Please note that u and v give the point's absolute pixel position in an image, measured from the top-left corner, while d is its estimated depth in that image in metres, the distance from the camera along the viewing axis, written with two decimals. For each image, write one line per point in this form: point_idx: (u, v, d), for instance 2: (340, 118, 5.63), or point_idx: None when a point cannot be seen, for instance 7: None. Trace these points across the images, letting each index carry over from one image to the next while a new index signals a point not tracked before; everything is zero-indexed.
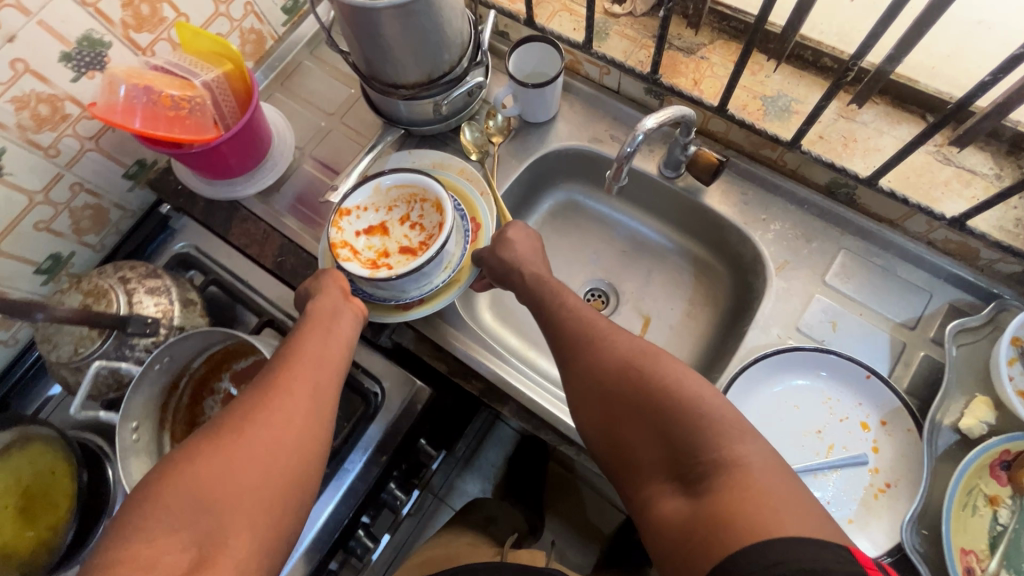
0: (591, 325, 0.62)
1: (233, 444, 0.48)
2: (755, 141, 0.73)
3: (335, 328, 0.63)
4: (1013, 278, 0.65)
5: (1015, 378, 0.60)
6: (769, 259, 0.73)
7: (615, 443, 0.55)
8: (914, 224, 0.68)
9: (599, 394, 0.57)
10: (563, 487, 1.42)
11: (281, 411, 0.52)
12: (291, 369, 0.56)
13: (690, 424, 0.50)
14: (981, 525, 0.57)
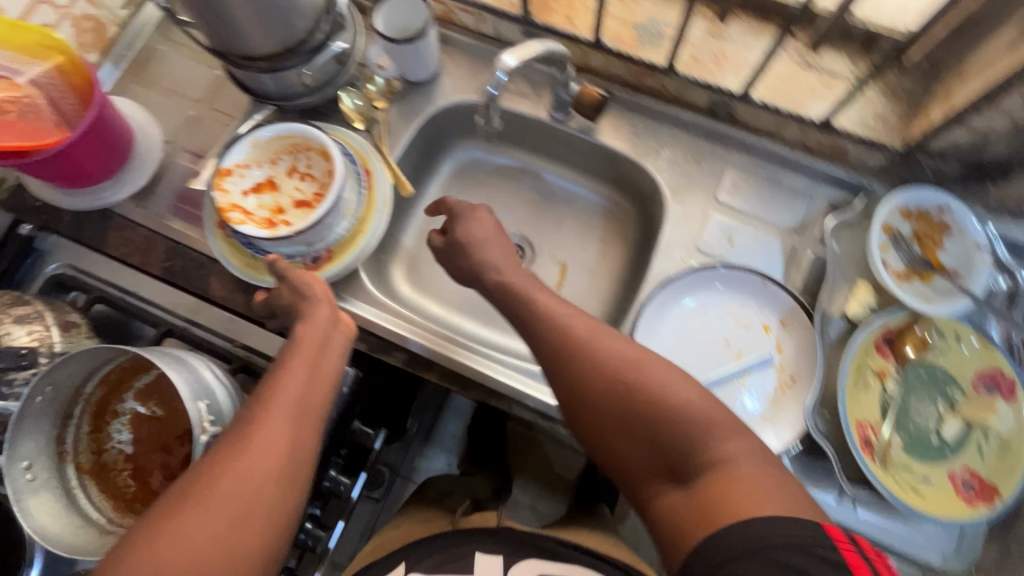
0: (569, 332, 0.55)
1: (196, 526, 0.43)
2: (635, 72, 0.74)
3: (315, 370, 0.56)
4: (879, 169, 0.70)
5: (890, 261, 0.67)
6: (665, 186, 0.75)
7: (604, 446, 0.52)
8: (788, 131, 0.71)
9: (585, 401, 0.53)
10: (527, 447, 1.44)
11: (253, 479, 0.46)
12: (265, 426, 0.49)
13: (684, 427, 0.49)
14: (873, 399, 0.63)
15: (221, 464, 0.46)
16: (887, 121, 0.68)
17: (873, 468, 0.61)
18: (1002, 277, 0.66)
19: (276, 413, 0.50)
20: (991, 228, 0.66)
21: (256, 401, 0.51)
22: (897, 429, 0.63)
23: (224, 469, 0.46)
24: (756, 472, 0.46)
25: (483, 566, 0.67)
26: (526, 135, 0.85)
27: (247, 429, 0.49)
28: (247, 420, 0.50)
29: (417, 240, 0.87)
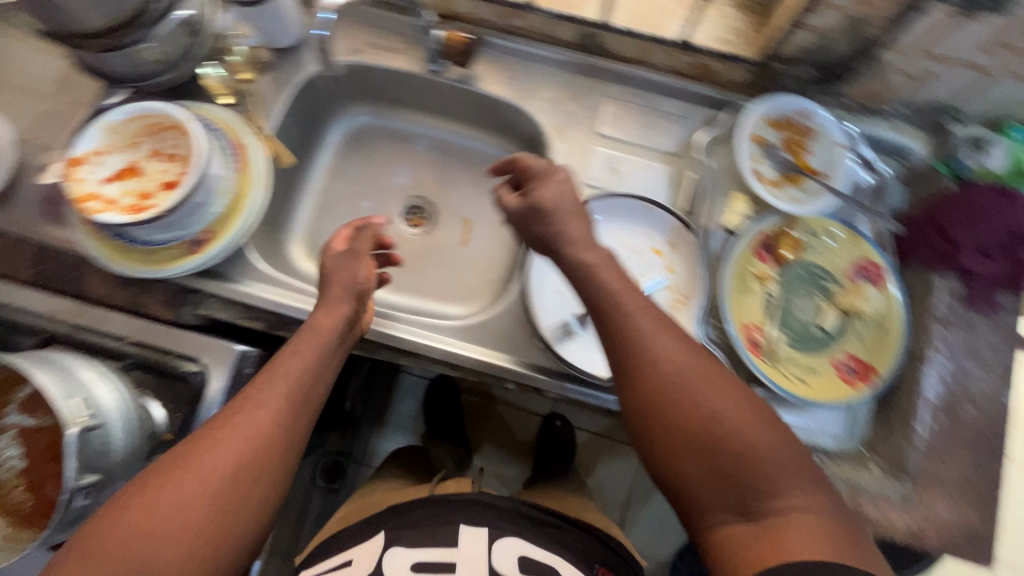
0: (648, 329, 0.48)
1: (174, 505, 0.43)
2: (501, 13, 0.73)
3: (317, 367, 0.54)
4: (744, 84, 0.72)
5: (762, 170, 0.69)
6: (547, 125, 0.76)
7: (666, 459, 0.45)
8: (655, 56, 0.73)
9: (660, 406, 0.45)
10: (487, 416, 1.46)
11: (232, 463, 0.45)
12: (255, 412, 0.48)
13: (761, 464, 0.43)
14: (756, 301, 0.66)
15: (208, 439, 0.46)
16: (743, 35, 0.69)
17: (761, 366, 0.63)
18: (866, 172, 0.70)
19: (269, 401, 0.49)
20: (851, 127, 0.70)
21: (254, 385, 0.50)
22: (782, 327, 0.66)
23: (207, 445, 0.46)
24: (820, 529, 0.41)
25: (467, 541, 0.65)
26: (410, 94, 0.84)
27: (239, 413, 0.48)
28: (242, 403, 0.49)
29: (314, 214, 0.85)
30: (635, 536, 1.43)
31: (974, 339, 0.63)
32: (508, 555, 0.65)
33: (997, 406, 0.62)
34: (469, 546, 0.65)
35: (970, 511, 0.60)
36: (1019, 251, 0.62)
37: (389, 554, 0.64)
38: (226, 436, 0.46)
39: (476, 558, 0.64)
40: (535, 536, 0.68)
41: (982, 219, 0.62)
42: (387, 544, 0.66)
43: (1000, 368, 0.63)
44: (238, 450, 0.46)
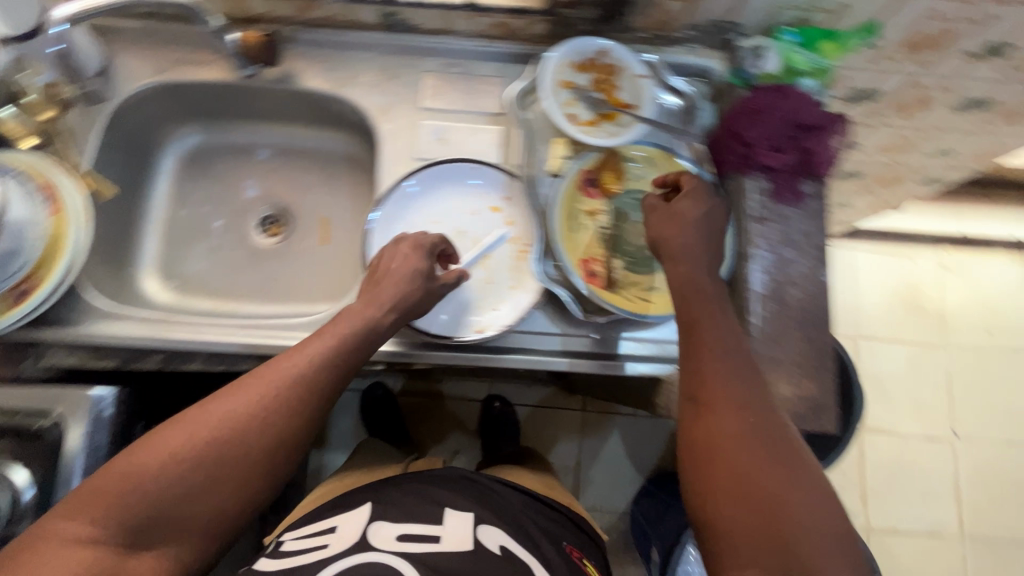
0: (729, 375, 0.55)
1: (217, 464, 0.50)
2: (298, 7, 0.73)
3: (355, 358, 0.59)
4: (545, 35, 0.76)
5: (578, 113, 0.73)
6: (371, 109, 0.76)
7: (712, 497, 0.51)
8: (458, 23, 0.75)
9: (726, 450, 0.52)
10: (434, 410, 1.46)
11: (262, 411, 0.53)
12: (287, 395, 0.54)
13: (801, 525, 0.49)
14: (592, 236, 0.70)
15: (249, 384, 0.54)
16: None
17: (604, 293, 0.67)
18: (673, 96, 0.76)
19: (309, 390, 0.55)
20: (649, 57, 0.75)
21: (304, 368, 0.55)
22: (618, 254, 0.70)
23: (247, 389, 0.54)
24: None
25: (454, 520, 0.66)
26: (238, 105, 0.83)
27: (286, 395, 0.54)
28: (282, 368, 0.55)
29: (164, 243, 0.84)
30: (590, 498, 1.42)
31: (786, 228, 0.69)
32: (490, 538, 0.65)
33: (815, 283, 0.68)
34: (455, 526, 0.65)
35: (810, 382, 0.65)
36: (801, 140, 0.67)
37: (374, 525, 0.64)
38: (264, 411, 0.53)
39: (459, 534, 0.64)
40: (516, 519, 0.71)
41: (763, 116, 0.67)
42: (373, 517, 0.66)
43: (813, 249, 0.69)
44: (273, 438, 0.53)
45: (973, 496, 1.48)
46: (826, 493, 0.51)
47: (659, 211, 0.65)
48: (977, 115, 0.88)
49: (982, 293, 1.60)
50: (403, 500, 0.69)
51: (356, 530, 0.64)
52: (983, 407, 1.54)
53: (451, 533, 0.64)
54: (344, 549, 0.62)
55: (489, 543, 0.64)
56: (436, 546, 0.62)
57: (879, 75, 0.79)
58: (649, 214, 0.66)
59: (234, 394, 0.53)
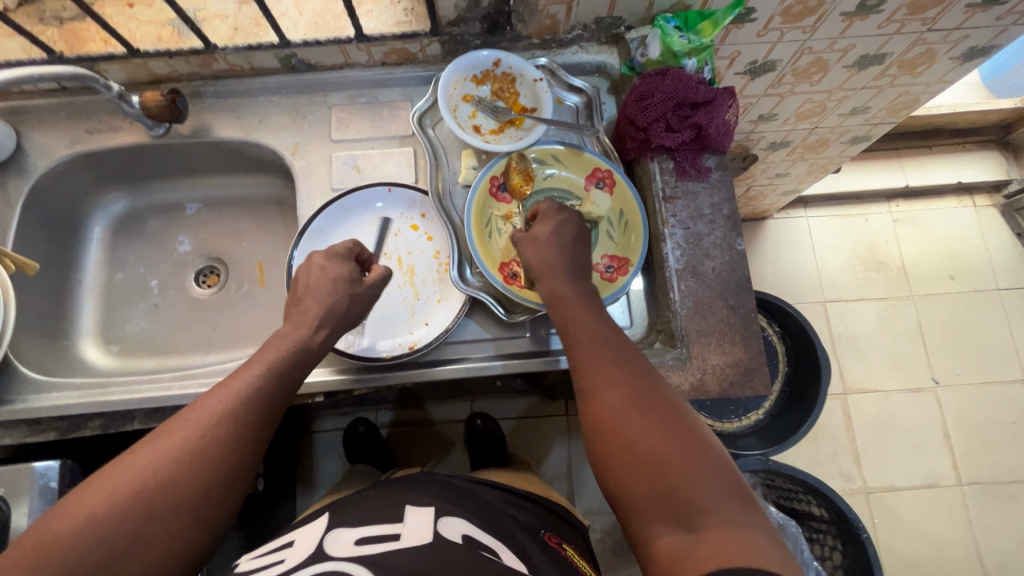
0: (602, 341, 0.57)
1: (152, 511, 0.46)
2: (199, 63, 0.75)
3: (288, 381, 0.58)
4: (442, 55, 0.78)
5: (481, 123, 0.75)
6: (283, 149, 0.78)
7: (613, 479, 0.50)
8: (356, 57, 0.77)
9: (609, 428, 0.51)
10: (416, 435, 1.42)
11: (199, 450, 0.49)
12: (221, 431, 0.51)
13: (693, 461, 0.48)
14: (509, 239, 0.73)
15: (178, 425, 0.51)
16: (414, 12, 0.73)
17: (527, 293, 0.68)
18: (572, 94, 0.78)
19: (240, 417, 0.52)
20: (543, 60, 0.77)
21: (230, 398, 0.53)
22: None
23: (176, 430, 0.50)
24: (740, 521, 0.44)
25: (415, 517, 0.61)
26: (161, 164, 0.85)
27: (216, 427, 0.51)
28: (210, 404, 0.52)
29: (101, 310, 0.85)
30: (587, 503, 1.38)
31: (695, 203, 0.70)
32: (453, 529, 0.60)
33: (730, 250, 0.69)
34: (416, 522, 0.60)
35: (737, 348, 0.66)
36: (692, 116, 0.68)
37: (332, 533, 0.58)
38: (194, 448, 0.49)
39: (422, 529, 0.59)
40: (490, 513, 0.67)
41: (651, 100, 0.68)
42: (328, 529, 0.60)
43: (725, 219, 0.70)
44: (210, 473, 0.49)
45: (965, 443, 1.45)
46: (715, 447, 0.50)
47: (523, 238, 0.66)
48: (876, 69, 0.91)
49: (939, 240, 1.60)
50: (366, 512, 0.64)
51: (311, 542, 0.58)
52: (963, 351, 1.52)
53: (412, 528, 0.59)
54: (302, 561, 0.55)
55: (453, 533, 0.59)
56: (396, 543, 0.56)
57: (771, 45, 0.81)
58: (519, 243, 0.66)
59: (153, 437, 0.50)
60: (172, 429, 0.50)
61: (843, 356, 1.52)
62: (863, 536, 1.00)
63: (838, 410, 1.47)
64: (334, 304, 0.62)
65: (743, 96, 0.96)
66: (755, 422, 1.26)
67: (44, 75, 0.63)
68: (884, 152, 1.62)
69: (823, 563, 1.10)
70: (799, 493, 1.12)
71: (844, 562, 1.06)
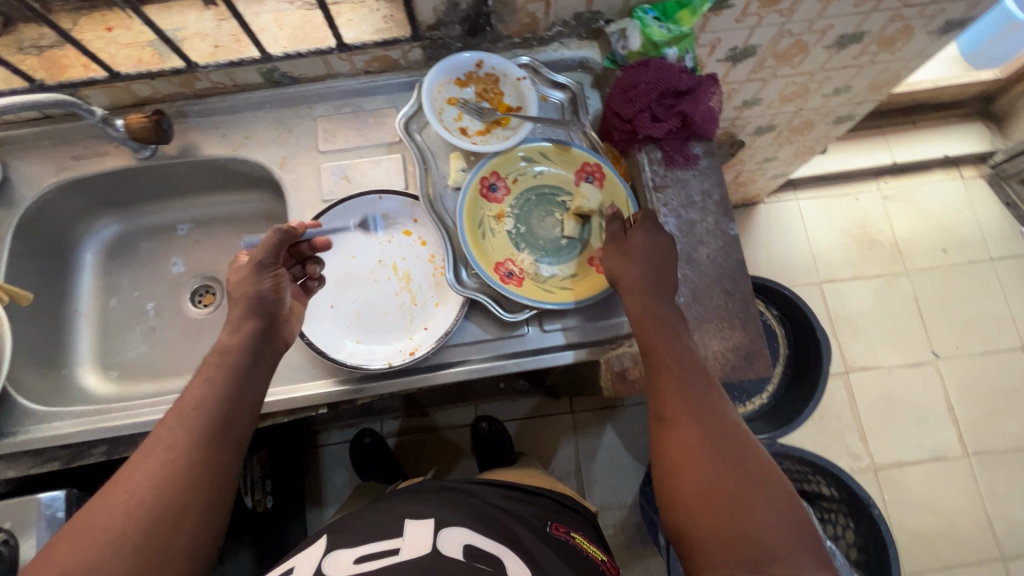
0: (685, 372, 0.58)
1: (124, 531, 0.48)
2: (181, 83, 0.75)
3: (241, 381, 0.58)
4: (425, 60, 0.78)
5: (468, 125, 0.75)
6: (271, 163, 0.78)
7: (684, 513, 0.52)
8: (339, 67, 0.77)
9: (684, 461, 0.54)
10: (422, 443, 1.41)
11: (160, 466, 0.51)
12: (175, 443, 0.53)
13: (761, 507, 0.50)
14: (502, 238, 0.74)
15: (141, 449, 0.53)
16: (393, 18, 0.73)
17: (522, 291, 0.69)
18: (556, 91, 0.78)
19: (183, 443, 0.53)
20: (525, 59, 0.77)
21: (170, 427, 0.53)
22: (530, 250, 0.74)
23: (139, 455, 0.52)
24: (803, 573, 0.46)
25: (416, 530, 0.61)
26: (148, 186, 0.84)
27: (160, 460, 0.52)
28: (166, 426, 0.54)
29: (97, 336, 0.85)
30: (599, 498, 1.38)
31: (685, 191, 0.71)
32: (455, 539, 0.60)
33: (723, 236, 0.69)
34: (416, 534, 0.60)
35: (736, 333, 0.67)
36: (677, 105, 0.69)
37: (330, 555, 0.58)
38: (139, 488, 0.50)
39: (421, 540, 0.59)
40: (493, 513, 0.67)
41: (634, 91, 0.69)
42: (329, 549, 0.60)
43: (716, 205, 0.70)
44: (162, 505, 0.50)
45: (969, 414, 1.46)
46: (786, 495, 0.51)
47: (618, 246, 0.66)
48: (855, 48, 0.91)
49: (930, 215, 1.61)
50: (375, 525, 0.64)
51: (311, 566, 0.58)
52: (960, 323, 1.53)
53: (412, 540, 0.59)
54: None
55: (454, 544, 0.59)
56: (396, 558, 0.57)
57: (750, 30, 0.82)
58: (608, 242, 0.68)
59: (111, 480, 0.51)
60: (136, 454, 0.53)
61: (843, 335, 1.53)
62: (875, 512, 1.00)
63: (841, 389, 1.48)
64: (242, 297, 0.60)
65: (726, 83, 0.96)
66: (760, 406, 1.26)
67: (23, 104, 0.63)
68: (870, 130, 1.63)
69: (838, 542, 1.10)
70: (809, 474, 1.13)
71: (857, 540, 1.06)
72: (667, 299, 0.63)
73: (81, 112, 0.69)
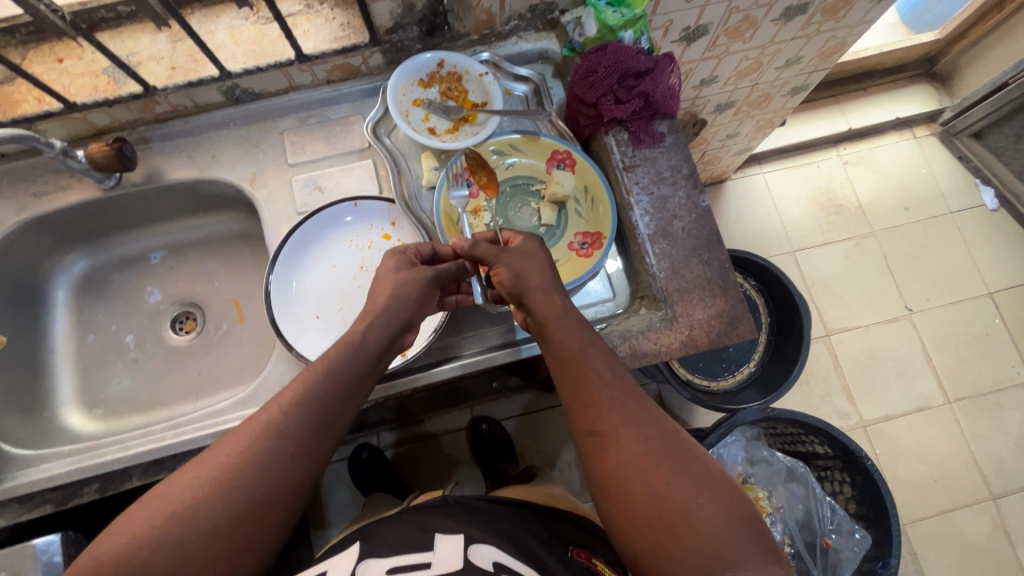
0: (601, 377, 0.56)
1: (221, 513, 0.46)
2: (140, 108, 0.74)
3: (354, 381, 0.56)
4: (386, 65, 0.78)
5: (436, 125, 0.76)
6: (241, 181, 0.77)
7: (637, 533, 0.49)
8: (301, 79, 0.77)
9: (622, 470, 0.50)
10: (421, 452, 1.39)
11: (268, 453, 0.49)
12: (287, 433, 0.51)
13: (697, 503, 0.48)
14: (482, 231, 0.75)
15: (246, 425, 0.51)
16: (350, 26, 0.73)
17: None
18: (520, 83, 0.79)
19: (288, 430, 0.51)
20: (485, 55, 0.78)
21: (276, 410, 0.51)
22: None
23: (243, 431, 0.50)
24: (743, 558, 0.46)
25: (446, 543, 0.62)
26: (116, 216, 0.82)
27: (262, 441, 0.50)
28: (279, 407, 0.52)
29: (77, 375, 0.83)
30: None
31: (655, 167, 0.73)
32: (485, 556, 0.60)
33: (696, 209, 0.71)
34: (447, 548, 0.61)
35: (718, 299, 0.68)
36: (638, 85, 0.70)
37: (363, 563, 0.59)
38: (241, 472, 0.48)
39: (452, 555, 0.60)
40: (514, 528, 0.67)
41: (595, 75, 0.70)
42: (360, 559, 0.61)
43: (685, 178, 0.72)
44: (251, 493, 0.48)
45: (946, 362, 1.51)
46: (722, 480, 0.50)
47: (511, 252, 0.63)
48: (802, 19, 0.94)
49: (890, 175, 1.67)
50: (395, 534, 0.65)
51: (346, 571, 0.59)
52: (929, 276, 1.59)
53: (443, 556, 0.60)
54: None
55: (483, 563, 0.59)
56: (428, 571, 0.58)
57: (700, 10, 0.84)
58: (493, 258, 0.62)
59: (214, 447, 0.50)
60: (238, 429, 0.51)
61: (820, 299, 1.57)
62: (867, 463, 1.03)
63: (824, 352, 1.52)
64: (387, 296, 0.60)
65: (683, 63, 0.98)
66: (749, 375, 1.29)
67: None
68: (825, 100, 1.69)
69: (836, 498, 1.14)
70: (802, 435, 1.14)
71: (854, 493, 1.09)
72: (563, 298, 0.62)
73: (45, 144, 0.67)
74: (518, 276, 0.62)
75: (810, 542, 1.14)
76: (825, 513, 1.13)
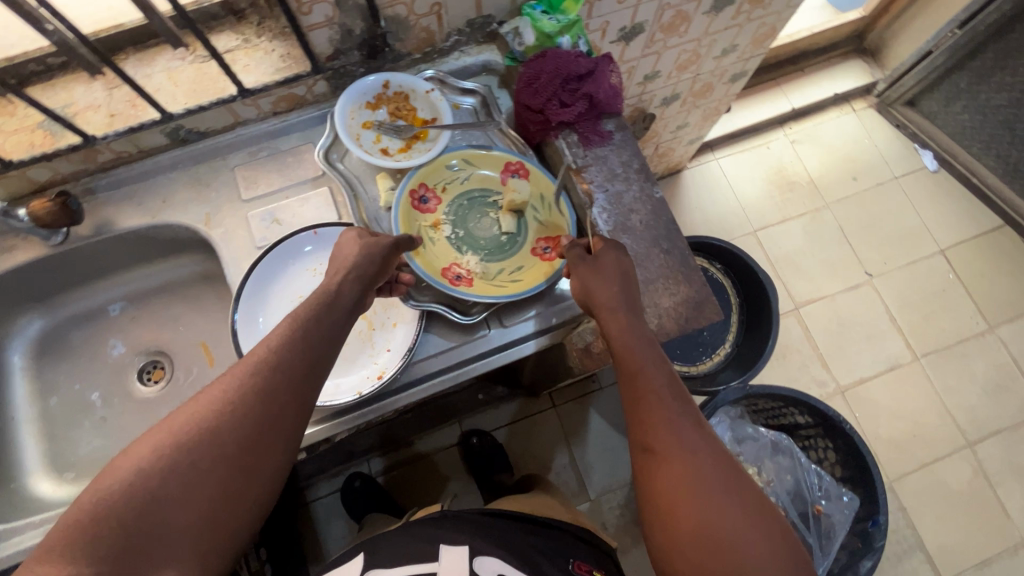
0: (663, 398, 0.56)
1: (212, 445, 0.50)
2: (82, 159, 0.73)
3: (331, 330, 0.58)
4: (330, 91, 0.79)
5: (388, 145, 0.76)
6: (196, 222, 0.76)
7: (677, 549, 0.50)
8: (246, 113, 0.76)
9: (672, 488, 0.51)
10: (413, 474, 1.37)
11: (253, 393, 0.52)
12: (269, 375, 0.53)
13: (744, 535, 0.49)
14: (444, 245, 0.75)
15: (233, 372, 0.53)
16: (290, 56, 0.73)
17: (472, 291, 0.70)
18: (466, 96, 0.80)
19: (276, 372, 0.53)
20: (429, 72, 0.79)
21: (263, 353, 0.54)
22: (474, 251, 0.75)
23: (230, 377, 0.53)
24: None
25: (449, 555, 0.62)
26: (68, 271, 0.80)
27: (253, 381, 0.53)
28: (261, 352, 0.54)
29: (43, 440, 0.80)
30: (598, 484, 1.38)
31: (606, 165, 0.74)
32: (489, 568, 0.61)
33: (651, 201, 0.73)
34: (450, 561, 0.62)
35: (682, 286, 0.70)
36: (581, 88, 0.72)
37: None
38: (229, 412, 0.51)
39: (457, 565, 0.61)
40: (512, 535, 0.68)
41: (538, 82, 0.72)
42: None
43: (637, 172, 0.75)
44: (238, 430, 0.51)
45: (910, 322, 1.57)
46: (771, 517, 0.51)
47: (588, 263, 0.64)
48: (731, 9, 0.98)
49: (835, 149, 1.74)
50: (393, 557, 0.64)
51: None
52: (884, 241, 1.65)
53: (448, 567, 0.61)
54: None
55: None
56: None
57: (633, 9, 0.87)
58: (573, 264, 0.65)
59: (204, 392, 0.53)
60: (225, 374, 0.53)
61: (785, 275, 1.62)
62: (846, 426, 1.07)
63: (795, 325, 1.56)
64: (348, 257, 0.61)
65: (624, 61, 1.01)
66: (725, 356, 1.32)
67: None
68: (766, 83, 1.75)
69: (822, 464, 1.17)
70: (782, 408, 1.18)
71: (838, 457, 1.13)
72: (635, 320, 0.61)
73: None
74: (593, 289, 0.62)
75: (802, 511, 1.15)
76: (813, 480, 1.15)
